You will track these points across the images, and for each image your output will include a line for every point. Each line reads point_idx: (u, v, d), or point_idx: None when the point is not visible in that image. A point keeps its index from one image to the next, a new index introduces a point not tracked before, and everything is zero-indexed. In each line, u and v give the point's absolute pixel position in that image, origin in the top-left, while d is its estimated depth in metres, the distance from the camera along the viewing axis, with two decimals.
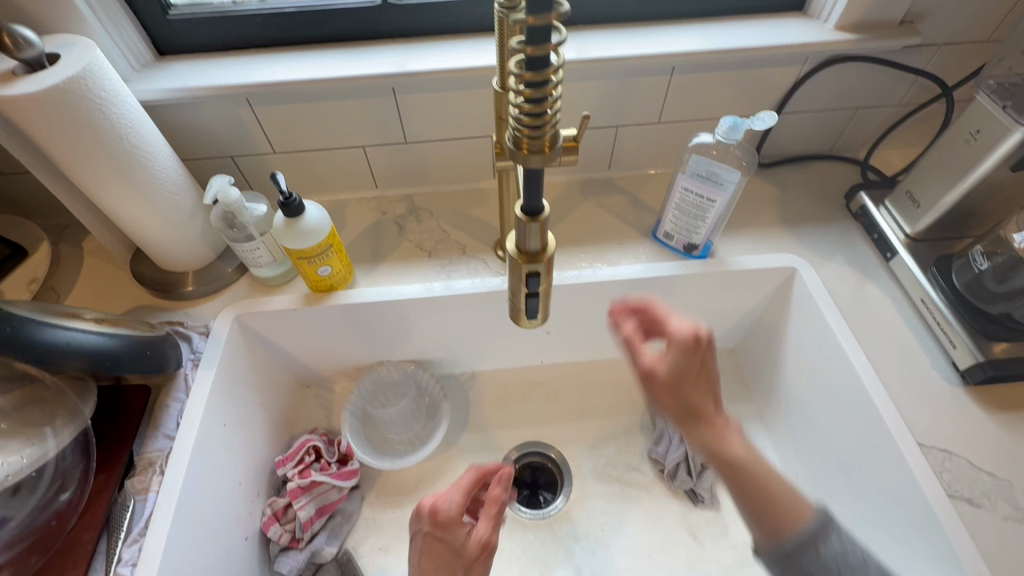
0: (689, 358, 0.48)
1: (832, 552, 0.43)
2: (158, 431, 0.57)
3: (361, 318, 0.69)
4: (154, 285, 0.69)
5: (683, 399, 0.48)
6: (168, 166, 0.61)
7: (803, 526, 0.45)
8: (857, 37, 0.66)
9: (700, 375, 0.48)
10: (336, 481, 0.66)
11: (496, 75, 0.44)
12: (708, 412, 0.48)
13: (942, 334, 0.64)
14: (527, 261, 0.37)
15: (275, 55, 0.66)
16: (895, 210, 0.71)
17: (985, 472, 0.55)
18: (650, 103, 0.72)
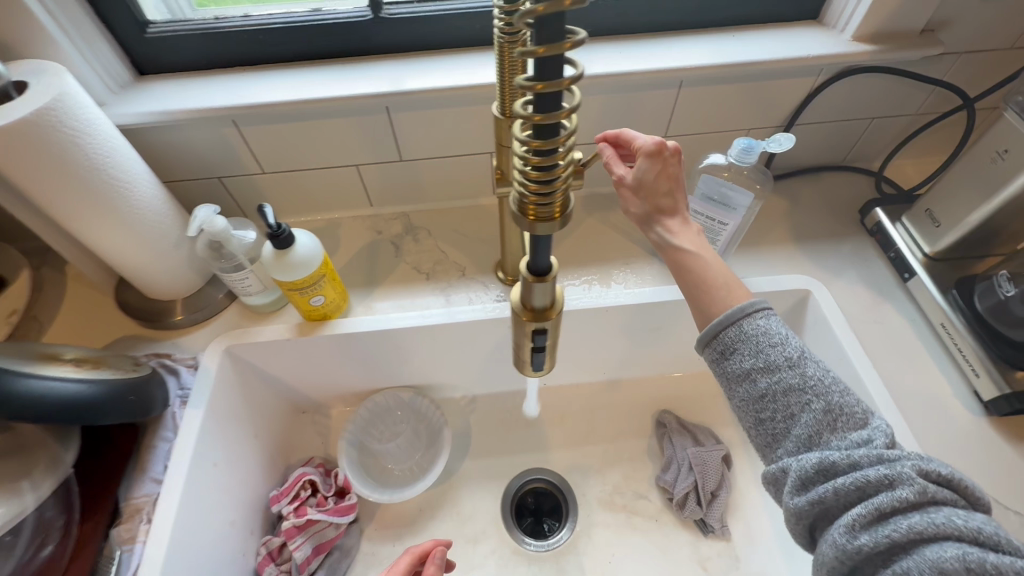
0: (655, 166, 0.46)
1: (754, 325, 0.44)
2: (145, 475, 0.55)
3: (357, 346, 0.67)
4: (142, 315, 0.66)
5: (651, 197, 0.48)
6: (150, 196, 0.58)
7: (738, 303, 0.46)
8: (876, 48, 0.63)
9: (665, 180, 0.47)
10: (332, 519, 0.63)
11: (497, 101, 0.40)
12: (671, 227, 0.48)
13: (964, 361, 0.61)
14: (533, 319, 0.34)
15: (261, 73, 0.62)
16: (913, 228, 0.68)
17: (1011, 510, 0.53)
18: (657, 118, 0.69)
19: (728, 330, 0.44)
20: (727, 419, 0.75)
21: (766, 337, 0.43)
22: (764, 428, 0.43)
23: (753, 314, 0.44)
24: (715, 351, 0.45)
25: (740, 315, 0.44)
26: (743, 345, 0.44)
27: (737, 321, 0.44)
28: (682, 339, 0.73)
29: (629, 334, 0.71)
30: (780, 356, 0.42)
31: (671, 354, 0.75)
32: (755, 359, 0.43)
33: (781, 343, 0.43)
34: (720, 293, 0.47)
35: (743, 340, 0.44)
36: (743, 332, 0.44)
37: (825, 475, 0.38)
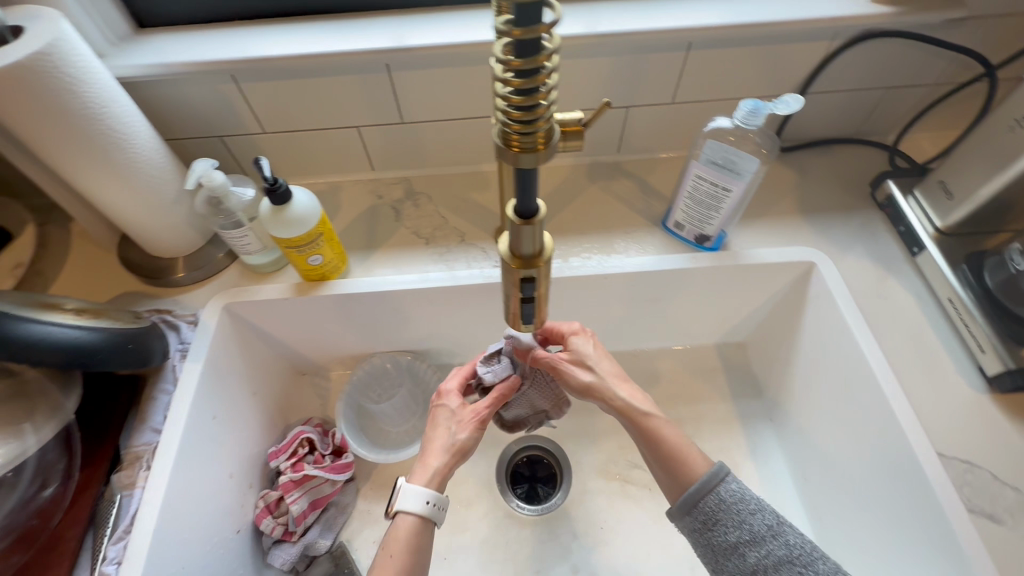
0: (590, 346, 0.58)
1: (730, 490, 0.47)
2: (145, 424, 0.56)
3: (355, 308, 0.67)
4: (144, 272, 0.67)
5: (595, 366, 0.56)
6: (150, 150, 0.58)
7: (701, 476, 0.48)
8: (894, 10, 0.60)
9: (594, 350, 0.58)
10: (329, 475, 0.64)
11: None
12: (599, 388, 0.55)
13: (969, 336, 0.60)
14: (521, 266, 0.34)
15: (261, 28, 0.62)
16: (925, 200, 0.66)
17: (1008, 486, 0.52)
18: (664, 83, 0.67)
19: (708, 499, 0.47)
20: (724, 392, 0.74)
21: (744, 502, 0.46)
22: (711, 549, 0.46)
23: (727, 477, 0.48)
24: (697, 519, 0.47)
25: (716, 481, 0.47)
26: (724, 517, 0.46)
27: (715, 487, 0.47)
28: (682, 310, 0.72)
29: (628, 304, 0.71)
30: (762, 526, 0.45)
31: (670, 326, 0.74)
32: (739, 531, 0.45)
33: (760, 509, 0.46)
34: (682, 458, 0.50)
35: (727, 510, 0.46)
36: (723, 502, 0.46)
37: (729, 549, 0.45)
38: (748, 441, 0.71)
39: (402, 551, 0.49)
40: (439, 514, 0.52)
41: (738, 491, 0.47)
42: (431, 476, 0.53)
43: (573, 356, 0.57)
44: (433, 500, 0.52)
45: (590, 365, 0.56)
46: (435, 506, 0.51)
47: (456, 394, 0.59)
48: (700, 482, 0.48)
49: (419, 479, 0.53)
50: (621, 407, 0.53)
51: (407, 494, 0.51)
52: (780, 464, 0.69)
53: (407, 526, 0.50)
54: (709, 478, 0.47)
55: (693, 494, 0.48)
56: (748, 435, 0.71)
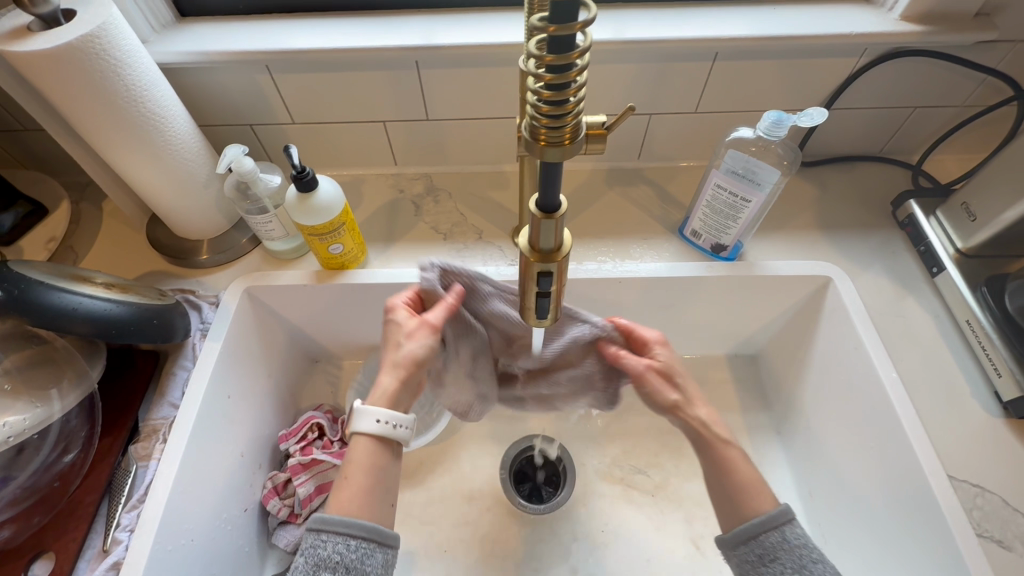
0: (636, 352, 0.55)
1: (796, 534, 0.45)
2: (163, 399, 0.58)
3: (372, 298, 0.68)
4: (170, 252, 0.69)
5: (681, 384, 0.53)
6: (184, 133, 0.60)
7: (765, 512, 0.46)
8: (924, 29, 0.60)
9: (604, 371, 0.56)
10: (336, 461, 0.65)
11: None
12: (683, 411, 0.51)
13: (986, 360, 0.59)
14: (539, 260, 0.34)
15: (296, 22, 0.63)
16: (947, 221, 0.65)
17: (1020, 513, 0.52)
18: (688, 91, 0.68)
19: (770, 535, 0.45)
20: (733, 403, 0.74)
21: (806, 547, 0.44)
22: None
23: (793, 519, 0.46)
24: (752, 552, 0.45)
25: (782, 520, 0.45)
26: (783, 555, 0.44)
27: (779, 526, 0.45)
28: (694, 319, 0.72)
29: (640, 310, 0.71)
30: (807, 558, 0.44)
31: (682, 334, 0.74)
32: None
33: (823, 560, 0.44)
34: (751, 492, 0.47)
35: (788, 549, 0.44)
36: (786, 542, 0.45)
37: None
38: (755, 454, 0.70)
39: (359, 473, 0.48)
40: (401, 432, 0.50)
41: (804, 533, 0.45)
42: (382, 394, 0.50)
43: (653, 366, 0.53)
44: (388, 419, 0.50)
45: (675, 380, 0.53)
46: (390, 425, 0.50)
47: (406, 308, 0.54)
48: (763, 518, 0.46)
49: (374, 400, 0.50)
50: (700, 430, 0.50)
51: (362, 414, 0.49)
52: (787, 478, 0.68)
53: (364, 446, 0.49)
54: (781, 513, 0.46)
55: (754, 525, 0.46)
56: (756, 447, 0.70)
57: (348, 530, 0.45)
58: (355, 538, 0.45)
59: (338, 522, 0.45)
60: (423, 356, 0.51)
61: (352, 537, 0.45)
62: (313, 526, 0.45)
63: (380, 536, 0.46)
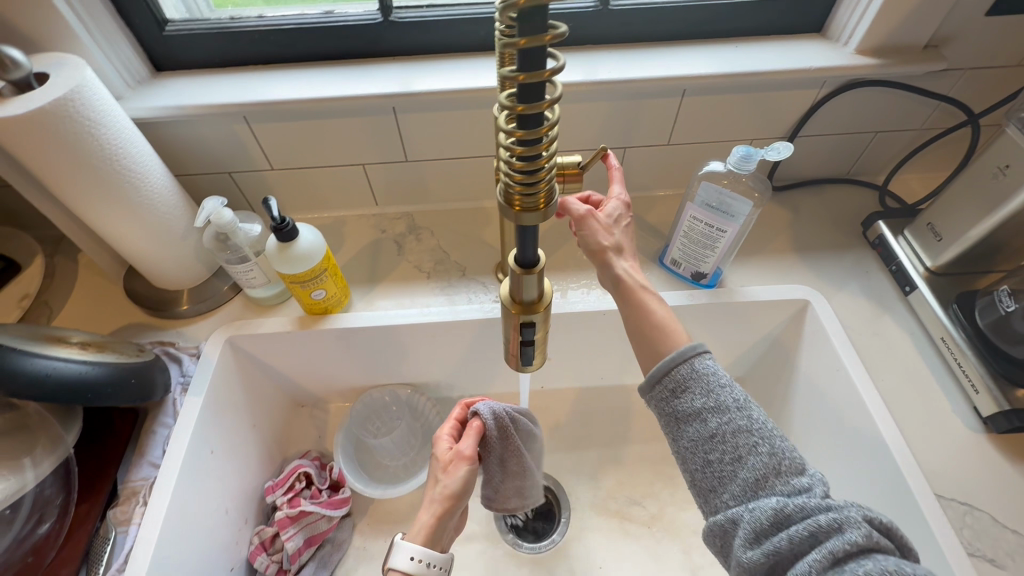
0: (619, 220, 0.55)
1: (705, 365, 0.46)
2: (143, 458, 0.56)
3: (356, 341, 0.68)
4: (149, 304, 0.68)
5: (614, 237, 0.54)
6: (163, 186, 0.59)
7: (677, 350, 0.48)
8: (878, 61, 0.63)
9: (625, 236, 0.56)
10: (325, 511, 0.63)
11: None
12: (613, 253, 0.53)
13: (963, 376, 0.60)
14: (520, 311, 0.35)
15: (273, 73, 0.64)
16: (916, 241, 0.67)
17: (1008, 529, 0.52)
18: (660, 125, 0.70)
19: (681, 366, 0.46)
20: None
21: (709, 392, 0.44)
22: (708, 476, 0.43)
23: (703, 354, 0.47)
24: (666, 389, 0.46)
25: (691, 355, 0.46)
26: (694, 385, 0.45)
27: (690, 359, 0.46)
28: None
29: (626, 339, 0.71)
30: (729, 399, 0.44)
31: None
32: (721, 452, 0.42)
33: (729, 385, 0.45)
34: (665, 329, 0.50)
35: (699, 405, 0.44)
36: (695, 372, 0.45)
37: (778, 528, 0.38)
38: None
39: None
40: (438, 573, 0.48)
41: (710, 367, 0.46)
42: (422, 529, 0.49)
43: (601, 219, 0.54)
44: (423, 557, 0.47)
45: (615, 232, 0.54)
46: (425, 564, 0.47)
47: (449, 438, 0.56)
48: (675, 356, 0.47)
49: (412, 533, 0.49)
50: (621, 277, 0.52)
51: (399, 549, 0.48)
52: None
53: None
54: (690, 350, 0.47)
55: (666, 364, 0.47)
56: None
57: None
58: None
59: None
60: (459, 490, 0.51)
61: None
62: None
63: None
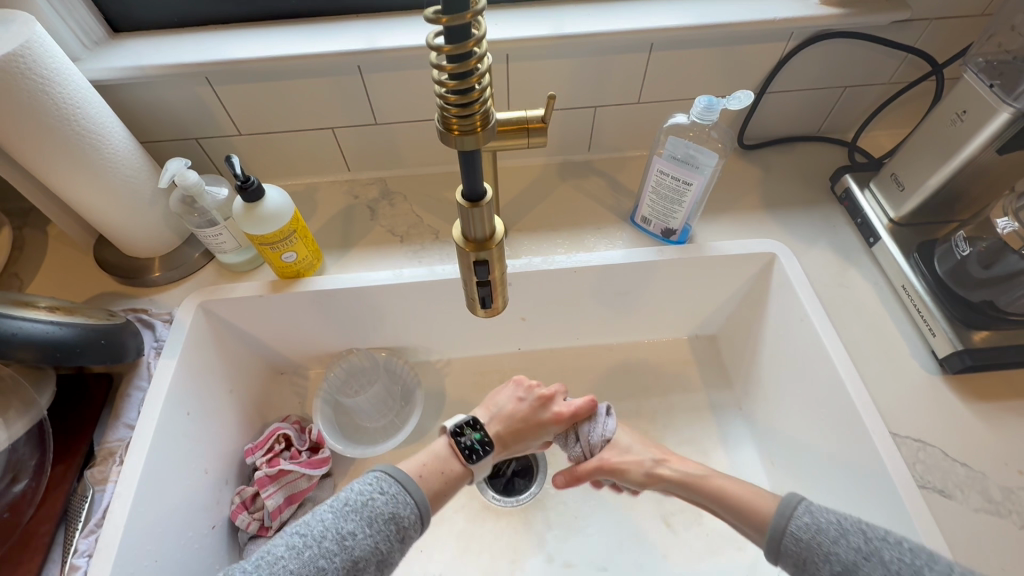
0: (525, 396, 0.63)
1: (802, 525, 0.48)
2: (118, 420, 0.57)
3: (330, 305, 0.68)
4: (120, 272, 0.68)
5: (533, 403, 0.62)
6: (125, 149, 0.59)
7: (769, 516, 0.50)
8: (843, 11, 0.63)
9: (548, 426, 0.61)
10: (305, 470, 0.64)
11: None
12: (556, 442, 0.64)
13: (922, 322, 0.62)
14: (474, 249, 0.36)
15: (234, 32, 0.63)
16: (880, 193, 0.68)
17: (959, 463, 0.54)
18: (630, 81, 0.69)
19: (794, 522, 0.48)
20: (696, 383, 0.75)
21: (821, 534, 0.47)
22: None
23: (802, 501, 0.50)
24: (791, 555, 0.48)
25: (790, 513, 0.49)
26: (812, 554, 0.47)
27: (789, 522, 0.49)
28: (651, 303, 0.74)
29: (598, 298, 0.72)
30: (851, 551, 0.45)
31: (641, 318, 0.76)
32: (843, 550, 0.45)
33: (843, 536, 0.46)
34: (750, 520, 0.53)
35: (807, 547, 0.47)
36: (800, 540, 0.47)
37: None
38: (719, 431, 0.72)
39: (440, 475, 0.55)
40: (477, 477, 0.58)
41: (809, 522, 0.48)
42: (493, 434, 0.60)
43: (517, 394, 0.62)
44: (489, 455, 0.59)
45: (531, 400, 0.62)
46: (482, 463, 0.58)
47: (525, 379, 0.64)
48: (774, 519, 0.50)
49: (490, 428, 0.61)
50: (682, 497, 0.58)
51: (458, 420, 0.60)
52: (750, 451, 0.70)
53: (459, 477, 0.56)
54: (782, 514, 0.49)
55: (777, 523, 0.49)
56: (719, 424, 0.72)
57: (396, 485, 0.51)
58: (387, 484, 0.51)
59: (397, 483, 0.51)
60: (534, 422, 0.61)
61: (389, 491, 0.51)
62: (381, 470, 0.52)
63: (389, 477, 0.52)
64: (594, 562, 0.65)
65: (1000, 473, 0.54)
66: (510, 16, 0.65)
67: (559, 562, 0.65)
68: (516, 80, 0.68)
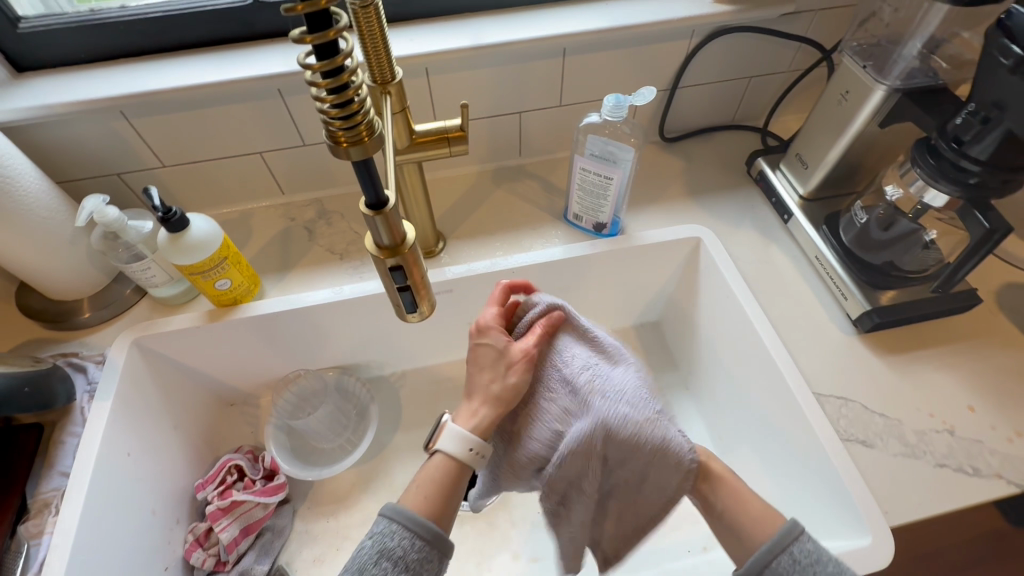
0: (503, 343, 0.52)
1: (804, 550, 0.45)
2: (53, 470, 0.55)
3: (271, 329, 0.67)
4: (46, 317, 0.65)
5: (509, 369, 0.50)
6: (37, 189, 0.57)
7: (770, 536, 0.46)
8: (735, 8, 0.68)
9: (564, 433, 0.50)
10: (259, 499, 0.63)
11: (368, 73, 0.49)
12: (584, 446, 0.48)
13: (835, 288, 0.66)
14: (388, 256, 0.37)
15: (145, 65, 0.62)
16: (789, 173, 0.73)
17: (877, 414, 0.58)
18: (549, 86, 0.72)
19: (782, 558, 0.45)
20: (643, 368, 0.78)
21: (819, 565, 0.44)
22: None
23: (800, 535, 0.46)
24: None
25: (790, 539, 0.45)
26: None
27: (786, 548, 0.45)
28: (592, 295, 0.76)
29: None
30: None
31: (585, 311, 0.79)
32: None
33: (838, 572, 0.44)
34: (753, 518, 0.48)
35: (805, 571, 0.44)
36: (796, 563, 0.44)
37: None
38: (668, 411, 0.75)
39: (433, 488, 0.47)
40: (480, 461, 0.49)
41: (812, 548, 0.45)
42: (478, 421, 0.49)
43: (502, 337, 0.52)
44: (478, 448, 0.49)
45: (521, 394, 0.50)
46: (477, 453, 0.48)
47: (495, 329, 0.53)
48: (778, 531, 0.47)
49: (463, 419, 0.50)
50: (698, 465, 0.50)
51: (448, 432, 0.49)
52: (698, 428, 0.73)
53: (442, 465, 0.49)
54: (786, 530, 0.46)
55: (779, 538, 0.46)
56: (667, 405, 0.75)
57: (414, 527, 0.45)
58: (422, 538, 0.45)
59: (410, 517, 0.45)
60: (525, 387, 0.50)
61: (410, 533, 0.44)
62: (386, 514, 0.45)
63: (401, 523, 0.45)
64: (559, 553, 0.66)
65: (914, 418, 0.58)
66: (426, 32, 0.67)
67: (525, 558, 0.66)
68: (439, 93, 0.70)
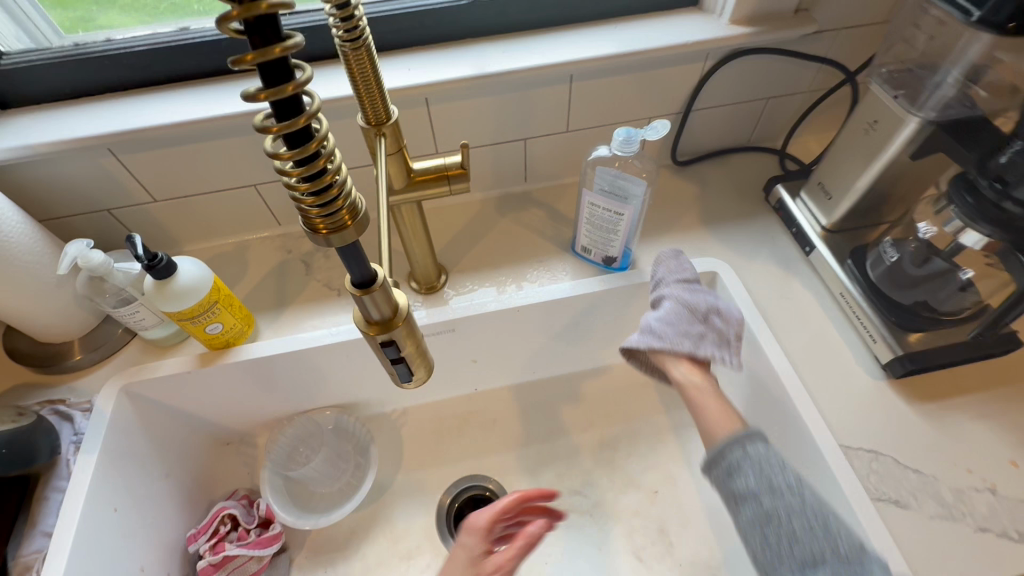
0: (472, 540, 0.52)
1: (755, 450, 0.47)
2: (35, 529, 0.52)
3: (266, 372, 0.64)
4: (35, 360, 0.63)
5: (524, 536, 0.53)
6: (19, 234, 0.55)
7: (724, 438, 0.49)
8: (753, 30, 0.64)
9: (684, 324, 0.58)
10: (253, 552, 0.60)
11: (362, 113, 0.46)
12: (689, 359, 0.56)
13: (863, 328, 0.62)
14: (378, 331, 0.33)
15: (132, 99, 0.60)
16: (810, 202, 0.69)
17: (910, 469, 0.54)
18: (555, 113, 0.69)
19: (727, 454, 0.48)
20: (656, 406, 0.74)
21: (766, 462, 0.46)
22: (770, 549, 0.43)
23: (749, 439, 0.48)
24: (721, 469, 0.48)
25: (737, 441, 0.48)
26: (744, 464, 0.46)
27: (740, 445, 0.47)
28: (602, 331, 0.73)
29: (548, 332, 0.71)
30: (782, 482, 0.44)
31: (594, 346, 0.75)
32: (757, 480, 0.45)
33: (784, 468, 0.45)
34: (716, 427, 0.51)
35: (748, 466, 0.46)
36: (745, 455, 0.47)
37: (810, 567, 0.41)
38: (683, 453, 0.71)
39: None
40: None
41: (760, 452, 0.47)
42: None
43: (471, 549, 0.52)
44: None
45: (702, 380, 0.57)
46: None
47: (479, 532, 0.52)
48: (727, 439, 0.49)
49: None
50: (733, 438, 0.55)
51: None
52: None
53: None
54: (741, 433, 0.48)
55: (730, 440, 0.48)
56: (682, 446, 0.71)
57: None
58: None
59: None
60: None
61: None
62: None
63: None
64: None
65: (951, 475, 0.54)
66: (426, 59, 0.63)
67: None
68: (440, 123, 0.66)
